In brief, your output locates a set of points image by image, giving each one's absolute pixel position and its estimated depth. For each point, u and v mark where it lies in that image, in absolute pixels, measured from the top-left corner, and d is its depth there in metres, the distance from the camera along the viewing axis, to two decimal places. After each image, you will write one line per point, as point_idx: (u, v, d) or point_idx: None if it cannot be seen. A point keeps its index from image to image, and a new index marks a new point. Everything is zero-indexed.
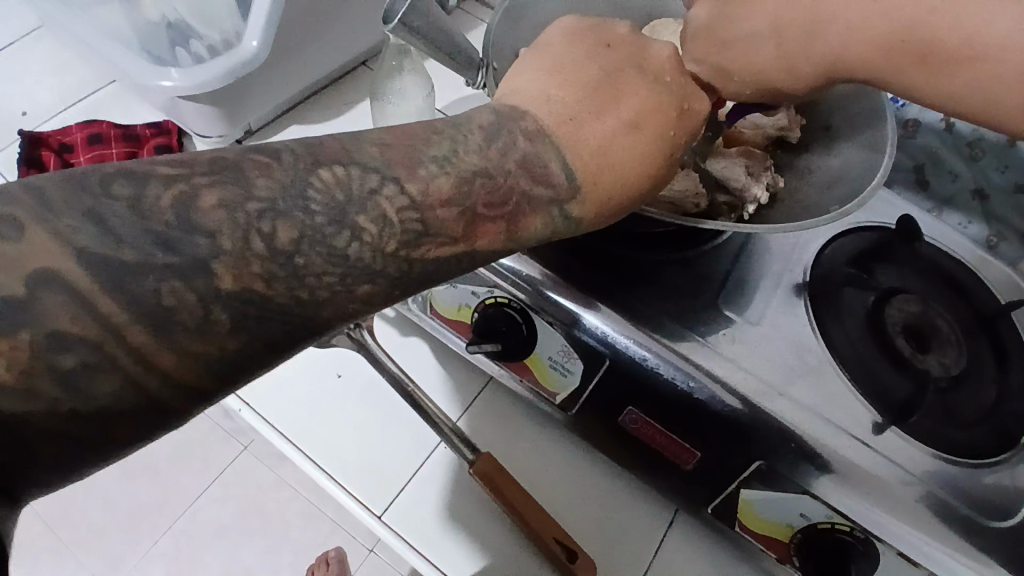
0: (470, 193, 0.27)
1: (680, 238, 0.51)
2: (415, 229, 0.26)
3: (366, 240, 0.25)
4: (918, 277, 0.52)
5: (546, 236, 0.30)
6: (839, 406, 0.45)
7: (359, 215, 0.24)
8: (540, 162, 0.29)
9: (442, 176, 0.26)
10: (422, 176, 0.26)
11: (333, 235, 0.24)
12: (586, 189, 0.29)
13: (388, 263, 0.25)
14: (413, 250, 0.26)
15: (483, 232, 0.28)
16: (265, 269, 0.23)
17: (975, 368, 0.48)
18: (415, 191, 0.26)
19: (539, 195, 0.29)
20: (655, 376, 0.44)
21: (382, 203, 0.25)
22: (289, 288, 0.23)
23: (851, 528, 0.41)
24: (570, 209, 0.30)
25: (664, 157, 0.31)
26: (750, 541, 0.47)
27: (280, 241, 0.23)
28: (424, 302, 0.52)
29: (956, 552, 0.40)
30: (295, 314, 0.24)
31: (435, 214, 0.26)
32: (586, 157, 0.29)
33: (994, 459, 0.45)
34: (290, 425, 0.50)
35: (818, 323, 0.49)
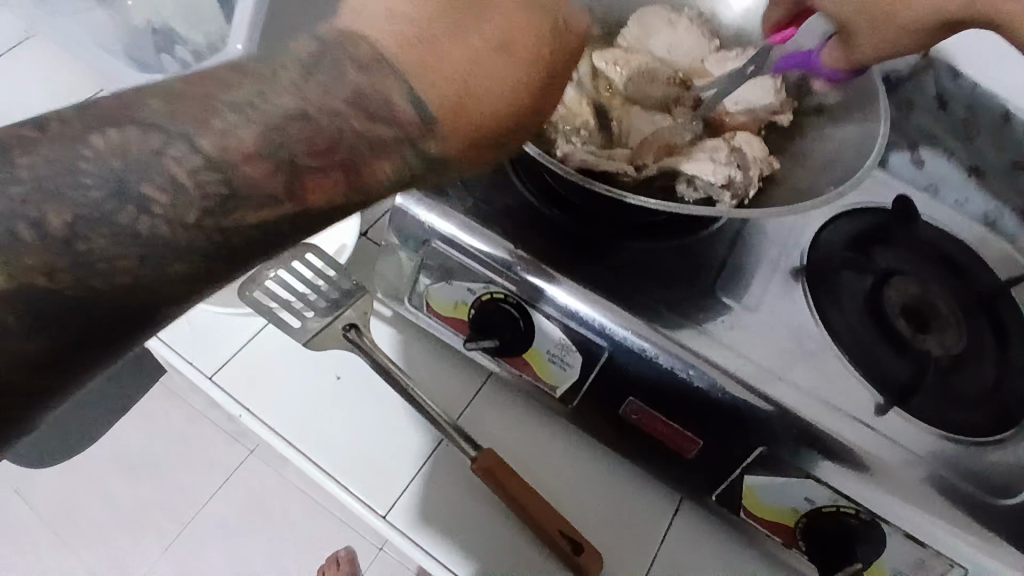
0: (287, 142, 0.25)
1: (675, 226, 0.51)
2: (222, 193, 0.24)
3: (160, 211, 0.23)
4: (917, 258, 0.51)
5: (400, 177, 0.29)
6: (840, 390, 0.45)
7: (143, 182, 0.23)
8: (378, 100, 0.26)
9: (244, 126, 0.24)
10: (221, 129, 0.24)
11: (117, 212, 0.23)
12: (440, 122, 0.28)
13: (197, 235, 0.24)
14: (222, 217, 0.24)
15: (316, 184, 0.26)
16: (42, 262, 0.22)
17: (976, 349, 0.48)
18: (211, 149, 0.24)
19: (380, 136, 0.27)
20: (656, 365, 0.44)
21: (171, 167, 0.23)
22: (75, 280, 0.22)
23: (857, 510, 0.42)
24: (424, 145, 0.28)
25: (525, 84, 0.30)
26: (757, 528, 0.47)
27: (53, 226, 0.22)
28: (421, 299, 0.52)
29: (959, 530, 0.40)
30: (88, 307, 0.23)
31: (240, 169, 0.24)
32: (436, 87, 0.28)
33: (998, 438, 0.45)
34: (290, 427, 0.50)
35: (817, 306, 0.48)
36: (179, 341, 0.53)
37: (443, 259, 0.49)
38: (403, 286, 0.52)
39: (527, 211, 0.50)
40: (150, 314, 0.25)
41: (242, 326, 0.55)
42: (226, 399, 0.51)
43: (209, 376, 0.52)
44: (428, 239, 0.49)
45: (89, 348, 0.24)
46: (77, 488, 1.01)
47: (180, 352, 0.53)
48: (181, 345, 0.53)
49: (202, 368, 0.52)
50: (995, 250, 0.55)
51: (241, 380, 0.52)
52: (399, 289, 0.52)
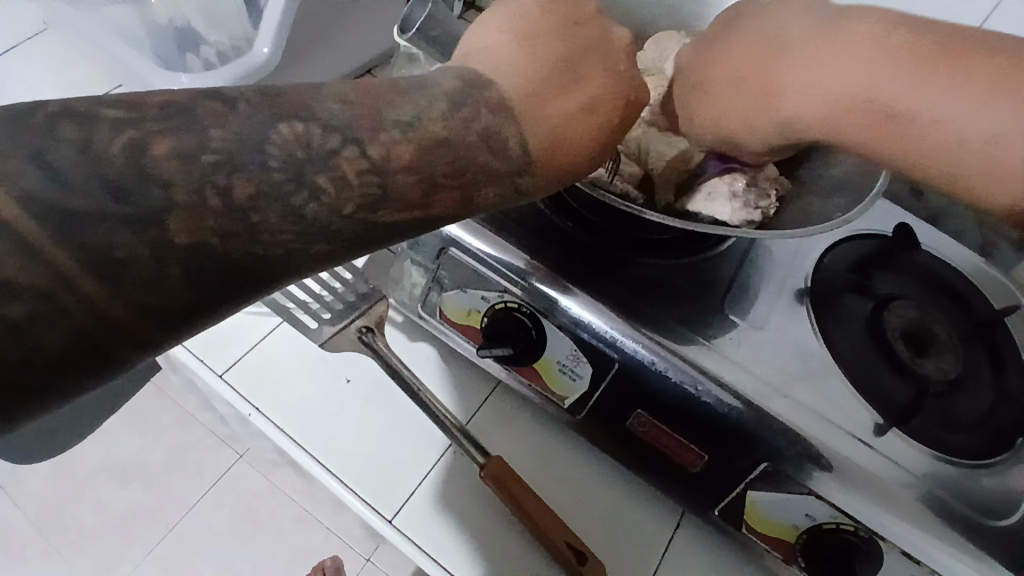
0: (432, 161, 0.27)
1: (685, 243, 0.52)
2: (374, 191, 0.26)
3: (324, 200, 0.25)
4: (917, 286, 0.53)
5: (501, 204, 0.31)
6: (842, 409, 0.46)
7: (318, 174, 0.25)
8: (499, 135, 0.30)
9: (404, 142, 0.27)
10: (384, 140, 0.26)
11: (291, 192, 0.24)
12: (540, 160, 0.31)
13: (347, 224, 0.26)
14: (372, 213, 0.26)
15: (439, 200, 0.28)
16: (220, 226, 0.23)
17: (971, 375, 0.50)
18: (376, 154, 0.26)
19: (496, 168, 0.30)
20: (666, 380, 0.45)
21: (342, 163, 0.25)
22: (243, 243, 0.23)
23: (856, 528, 0.43)
24: (523, 180, 0.31)
25: (604, 141, 0.34)
26: (757, 543, 0.48)
27: (237, 195, 0.23)
28: (434, 305, 0.52)
29: (955, 550, 0.41)
30: (245, 267, 0.24)
31: (396, 177, 0.27)
32: (543, 130, 0.31)
33: (992, 461, 0.46)
34: (298, 429, 0.50)
35: (821, 327, 0.50)
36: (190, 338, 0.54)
37: (457, 267, 0.49)
38: (416, 289, 0.52)
39: (542, 222, 0.51)
40: (280, 284, 0.26)
41: (254, 325, 0.55)
42: (234, 395, 0.52)
43: (219, 374, 0.52)
44: (444, 244, 0.49)
45: (214, 316, 0.24)
46: (63, 486, 1.00)
47: (191, 349, 0.53)
48: (193, 344, 0.53)
49: (212, 365, 0.53)
50: (990, 280, 0.56)
51: (250, 379, 0.52)
52: (411, 292, 0.53)
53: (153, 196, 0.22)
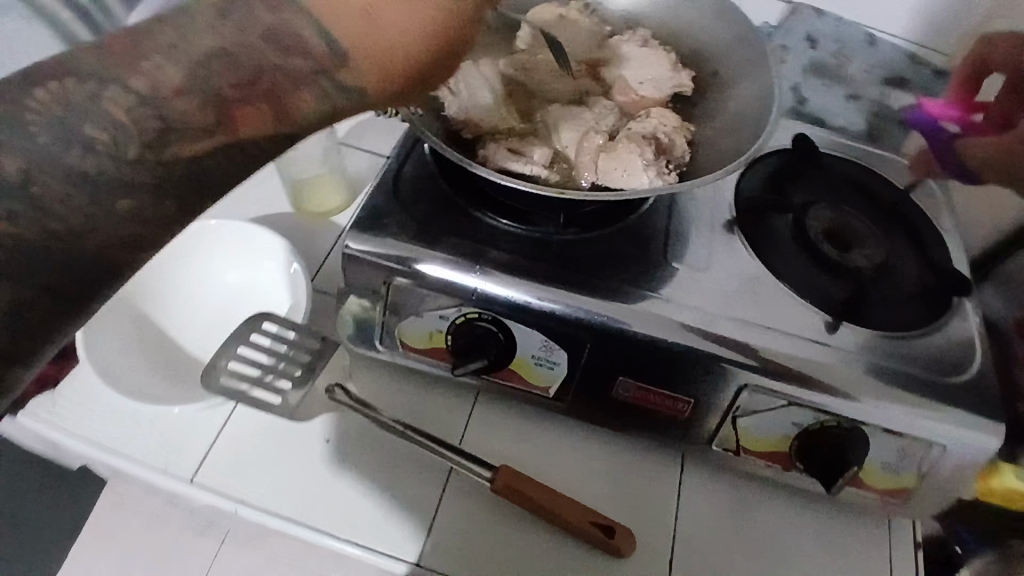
0: (210, 78, 0.24)
1: (615, 209, 0.53)
2: (156, 127, 0.24)
3: (103, 151, 0.24)
4: (826, 187, 0.57)
5: (326, 111, 0.28)
6: (797, 320, 0.49)
7: (87, 126, 0.23)
8: (291, 32, 0.25)
9: (169, 65, 0.24)
10: (147, 69, 0.24)
11: (63, 153, 0.23)
12: (355, 56, 0.26)
13: (140, 171, 0.25)
14: (162, 150, 0.25)
15: (242, 117, 0.26)
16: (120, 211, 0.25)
17: (894, 255, 0.54)
18: (142, 86, 0.24)
19: (297, 67, 0.26)
20: (637, 342, 0.47)
21: (108, 107, 0.23)
22: (37, 226, 0.23)
23: (839, 421, 0.47)
24: (340, 79, 0.27)
25: (447, 19, 0.28)
26: (756, 463, 0.51)
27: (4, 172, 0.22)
28: (393, 337, 0.51)
29: (928, 413, 0.46)
30: (61, 253, 0.24)
31: (175, 105, 0.24)
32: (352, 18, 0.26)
33: (936, 325, 0.51)
34: (293, 506, 0.48)
35: (756, 250, 0.52)
36: (143, 451, 0.49)
37: (406, 295, 0.49)
38: (370, 326, 0.51)
39: (475, 226, 0.51)
40: (121, 273, 0.27)
41: (210, 417, 0.51)
42: (214, 496, 0.48)
43: (190, 480, 0.48)
44: (387, 278, 0.48)
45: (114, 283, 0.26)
46: None
47: (150, 464, 0.48)
48: (149, 457, 0.49)
49: (179, 473, 0.48)
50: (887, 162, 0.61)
51: (226, 472, 0.49)
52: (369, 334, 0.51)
53: None
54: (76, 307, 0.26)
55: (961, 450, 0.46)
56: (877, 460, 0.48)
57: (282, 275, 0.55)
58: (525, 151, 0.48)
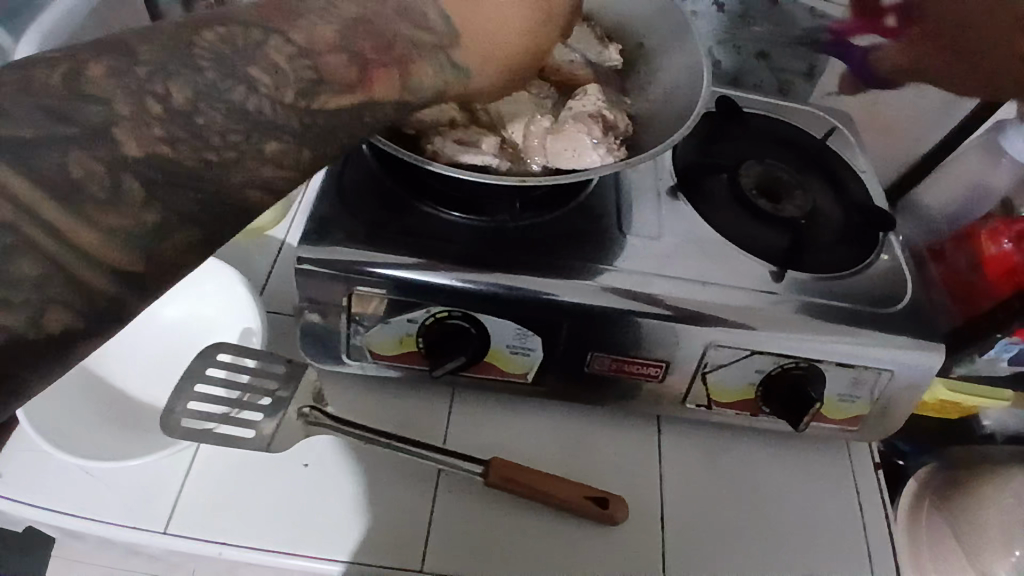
0: (353, 40, 0.31)
1: (565, 188, 0.54)
2: (309, 75, 0.29)
3: (261, 88, 0.28)
4: (752, 144, 0.60)
5: (438, 87, 0.34)
6: (747, 274, 0.51)
7: (248, 65, 0.28)
8: (416, 12, 0.33)
9: (323, 28, 0.30)
10: (301, 28, 0.30)
11: (228, 87, 0.27)
12: (470, 54, 0.35)
13: (285, 114, 0.29)
14: (313, 98, 0.29)
15: (374, 80, 0.31)
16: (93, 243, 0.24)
17: (820, 201, 0.58)
18: (301, 39, 0.29)
19: (423, 40, 0.33)
20: (608, 317, 0.48)
21: (197, 52, 0.27)
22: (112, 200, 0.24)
23: (796, 362, 0.50)
24: (454, 56, 0.34)
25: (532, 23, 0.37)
26: (727, 413, 0.54)
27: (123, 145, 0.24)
28: (361, 347, 0.49)
29: (879, 342, 0.49)
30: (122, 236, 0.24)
31: (325, 58, 0.30)
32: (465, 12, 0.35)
33: (867, 262, 0.55)
34: (283, 536, 0.46)
35: (699, 213, 0.54)
36: (107, 509, 0.45)
37: (369, 302, 0.47)
38: (336, 339, 0.49)
39: (428, 223, 0.50)
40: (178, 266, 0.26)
41: (173, 463, 0.48)
42: (194, 543, 0.45)
43: (164, 530, 0.45)
44: (348, 289, 0.47)
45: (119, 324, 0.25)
46: None
47: (118, 521, 0.45)
48: (115, 514, 0.45)
49: (151, 525, 0.45)
50: (800, 114, 0.65)
51: (202, 514, 0.46)
52: (335, 347, 0.50)
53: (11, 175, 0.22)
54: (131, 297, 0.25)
55: (910, 372, 0.50)
56: (833, 393, 0.52)
57: (229, 302, 0.52)
58: (472, 141, 0.47)
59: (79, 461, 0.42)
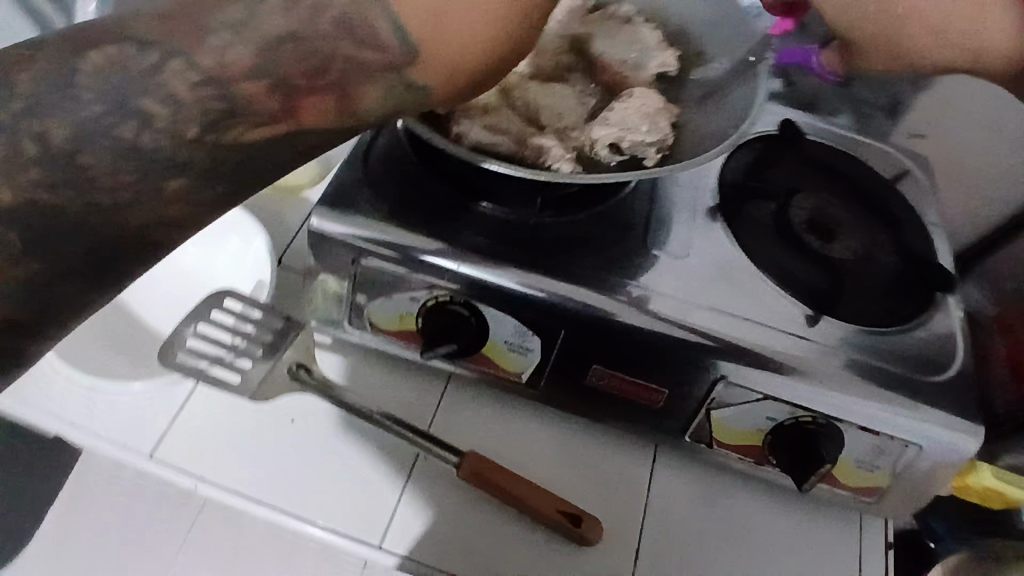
0: (278, 60, 0.26)
1: (596, 192, 0.52)
2: (217, 112, 0.26)
3: (155, 125, 0.25)
4: (810, 176, 0.56)
5: (386, 108, 0.30)
6: (775, 311, 0.48)
7: (140, 99, 0.25)
8: (363, 23, 0.27)
9: (234, 46, 0.26)
10: (213, 49, 0.26)
11: (109, 122, 0.24)
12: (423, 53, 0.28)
13: (192, 150, 0.26)
14: (220, 131, 0.26)
15: (308, 109, 0.28)
16: (45, 178, 0.24)
17: (874, 244, 0.53)
18: (208, 66, 0.25)
19: (369, 59, 0.28)
20: (614, 330, 0.46)
21: (166, 78, 0.25)
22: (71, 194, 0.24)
23: (813, 416, 0.46)
24: (409, 74, 0.29)
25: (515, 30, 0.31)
26: (730, 456, 0.50)
27: (54, 139, 0.24)
28: (363, 318, 0.50)
29: (910, 411, 0.45)
30: (91, 230, 0.25)
31: (241, 92, 0.26)
32: (421, 19, 0.28)
33: (917, 320, 0.50)
34: (259, 487, 0.47)
35: (736, 239, 0.51)
36: (101, 425, 0.47)
37: (377, 275, 0.47)
38: (339, 306, 0.50)
39: (447, 207, 0.49)
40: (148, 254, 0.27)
41: (173, 395, 0.50)
42: (171, 473, 0.47)
43: (150, 455, 0.47)
44: (355, 257, 0.47)
45: (86, 286, 0.26)
46: None
47: (108, 437, 0.47)
48: (107, 431, 0.47)
49: (140, 448, 0.47)
50: (873, 151, 0.60)
51: (188, 449, 0.48)
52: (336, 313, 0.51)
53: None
54: (105, 284, 0.26)
55: (942, 449, 0.46)
56: (852, 456, 0.47)
57: (250, 255, 0.54)
58: (502, 129, 0.46)
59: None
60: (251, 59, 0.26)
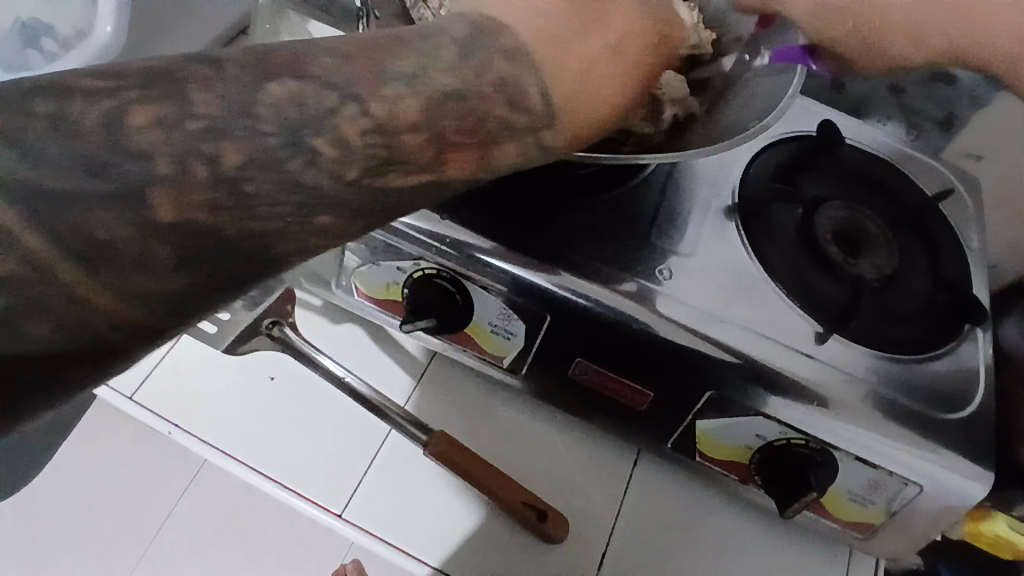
0: (440, 116, 0.24)
1: (606, 177, 0.49)
2: (379, 155, 0.23)
3: (322, 163, 0.22)
4: (844, 183, 0.52)
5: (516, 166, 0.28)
6: (782, 325, 0.44)
7: (315, 137, 0.22)
8: (517, 86, 0.26)
9: (409, 97, 0.24)
10: (385, 97, 0.23)
11: (289, 160, 0.21)
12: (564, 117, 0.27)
13: (349, 192, 0.23)
14: (377, 176, 0.23)
15: (452, 161, 0.25)
16: (208, 197, 0.20)
17: (906, 265, 0.49)
18: (379, 113, 0.23)
19: (516, 121, 0.26)
20: (603, 324, 0.43)
21: (339, 124, 0.22)
22: (235, 219, 0.21)
23: (807, 441, 0.43)
24: (546, 137, 0.27)
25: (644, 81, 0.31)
26: (714, 470, 0.48)
27: (226, 164, 0.20)
28: (350, 281, 0.49)
29: (914, 447, 0.41)
30: (217, 261, 0.21)
31: (403, 138, 0.24)
32: (567, 84, 0.27)
33: (940, 350, 0.46)
34: (230, 441, 0.48)
35: (751, 242, 0.48)
36: None
37: (364, 241, 0.46)
38: (329, 268, 0.49)
39: None
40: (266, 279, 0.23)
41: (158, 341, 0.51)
42: (150, 417, 0.49)
43: (129, 397, 0.49)
44: None
45: (207, 314, 0.21)
46: None
47: None
48: None
49: (122, 389, 0.50)
50: (920, 166, 0.56)
51: (166, 394, 0.49)
52: (324, 274, 0.50)
53: (128, 171, 0.19)
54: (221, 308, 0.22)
55: (943, 491, 0.42)
56: (844, 487, 0.44)
57: None
58: None
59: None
60: (418, 113, 0.24)
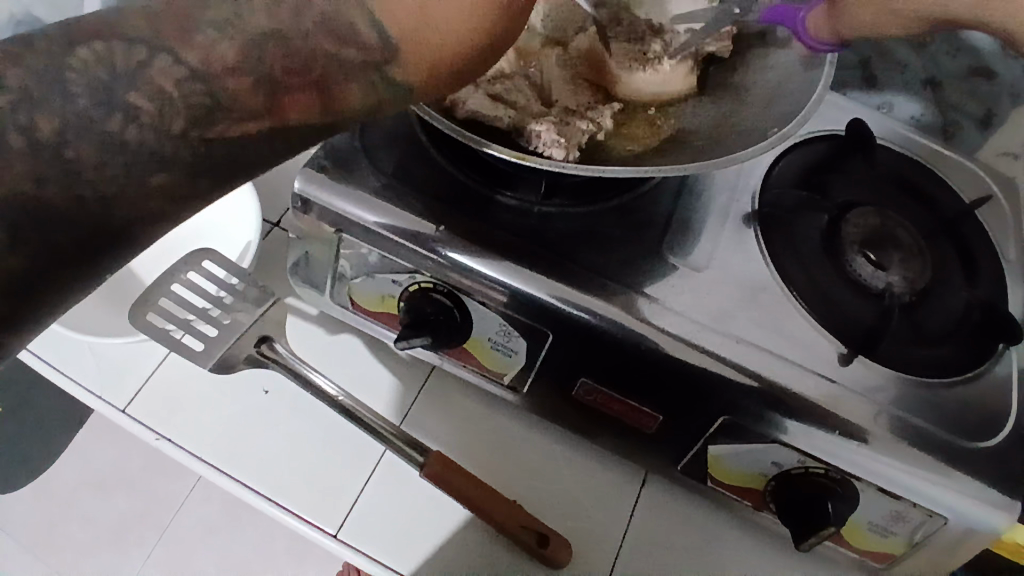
0: (262, 58, 0.23)
1: (616, 182, 0.46)
2: (204, 104, 0.22)
3: (144, 119, 0.21)
4: (874, 187, 0.48)
5: (374, 107, 0.26)
6: (798, 345, 0.41)
7: (130, 91, 0.21)
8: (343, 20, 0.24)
9: (224, 41, 0.22)
10: (200, 43, 0.22)
11: (104, 119, 0.21)
12: (404, 51, 0.25)
13: (182, 146, 0.22)
14: (207, 129, 0.23)
15: (291, 104, 0.24)
16: (31, 168, 0.20)
17: (939, 279, 0.46)
18: (193, 59, 0.22)
19: (351, 57, 0.24)
20: (610, 342, 0.41)
21: (155, 75, 0.21)
22: (67, 188, 0.21)
23: (826, 470, 0.40)
24: (391, 72, 0.25)
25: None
26: (725, 494, 0.46)
27: (41, 132, 0.20)
28: (346, 294, 0.48)
29: (939, 479, 0.38)
30: (76, 228, 0.21)
31: (224, 84, 0.22)
32: (402, 18, 0.24)
33: (973, 372, 0.43)
34: (221, 454, 0.47)
35: (771, 254, 0.44)
36: (82, 373, 0.49)
37: (359, 252, 0.44)
38: (324, 276, 0.48)
39: (446, 183, 0.45)
40: (132, 243, 0.23)
41: (150, 353, 0.50)
42: (141, 429, 0.47)
43: (122, 409, 0.48)
44: (337, 229, 0.44)
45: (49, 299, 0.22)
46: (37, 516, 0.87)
47: (87, 386, 0.48)
48: (88, 380, 0.48)
49: (114, 401, 0.48)
50: (953, 167, 0.52)
51: (159, 408, 0.48)
52: (319, 280, 0.49)
53: None
54: (81, 277, 0.22)
55: (971, 527, 0.39)
56: (863, 518, 0.42)
57: (241, 214, 0.52)
58: (508, 99, 0.42)
59: (77, 334, 0.47)
60: (234, 56, 0.22)
